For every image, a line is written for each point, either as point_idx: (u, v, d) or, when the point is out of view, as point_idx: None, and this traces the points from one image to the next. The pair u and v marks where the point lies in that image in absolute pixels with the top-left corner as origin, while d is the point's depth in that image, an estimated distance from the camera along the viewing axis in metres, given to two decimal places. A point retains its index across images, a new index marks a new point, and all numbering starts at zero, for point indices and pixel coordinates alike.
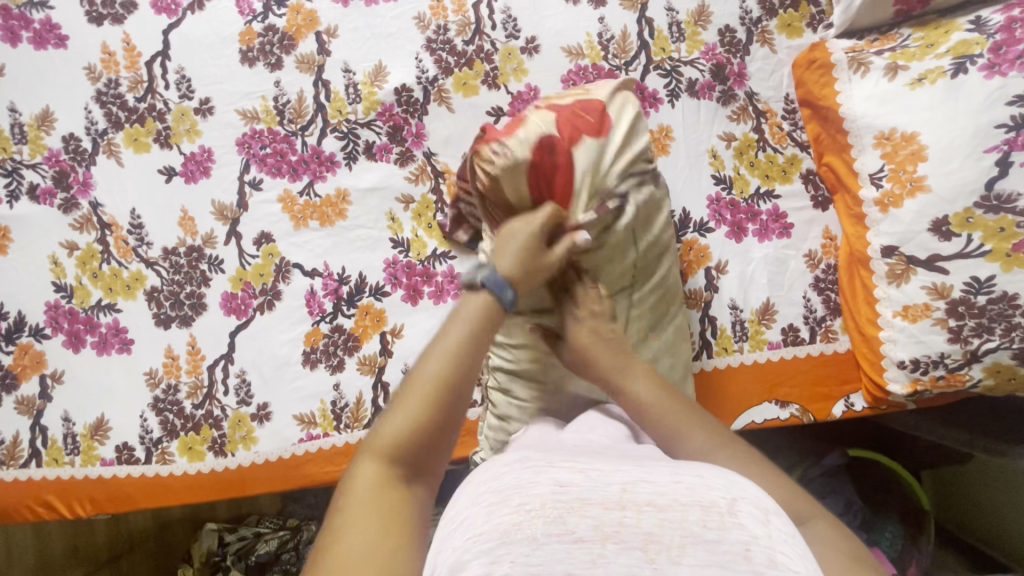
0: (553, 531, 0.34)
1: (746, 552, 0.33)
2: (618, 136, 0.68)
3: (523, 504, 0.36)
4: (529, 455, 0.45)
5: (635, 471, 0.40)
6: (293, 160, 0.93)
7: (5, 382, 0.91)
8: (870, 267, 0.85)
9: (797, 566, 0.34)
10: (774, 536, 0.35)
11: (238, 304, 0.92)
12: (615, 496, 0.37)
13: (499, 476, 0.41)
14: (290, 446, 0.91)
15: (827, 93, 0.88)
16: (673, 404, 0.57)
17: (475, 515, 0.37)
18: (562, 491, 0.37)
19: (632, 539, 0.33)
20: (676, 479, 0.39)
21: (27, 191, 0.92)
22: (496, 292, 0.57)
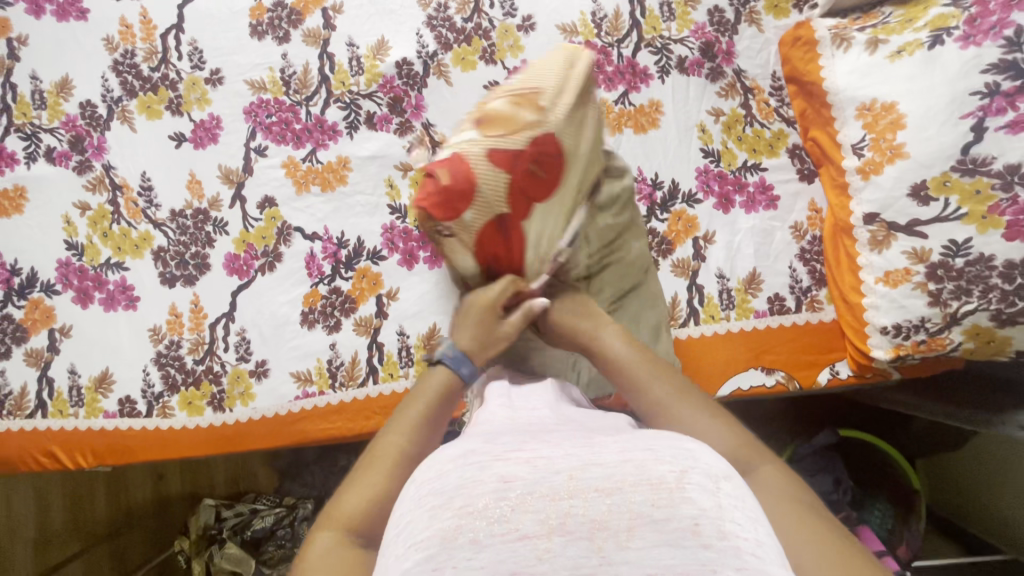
0: (495, 532, 0.35)
1: (695, 527, 0.35)
2: (570, 180, 0.73)
3: (466, 506, 0.37)
4: (472, 448, 0.43)
5: (584, 453, 0.41)
6: (297, 129, 0.97)
7: (16, 335, 0.94)
8: (853, 236, 0.87)
9: (747, 535, 0.36)
10: (725, 506, 0.37)
11: (240, 266, 0.96)
12: (563, 485, 0.38)
13: (442, 475, 0.40)
14: (287, 404, 0.94)
15: (811, 68, 0.91)
16: (644, 360, 0.62)
17: (418, 520, 0.38)
18: (506, 489, 0.38)
19: (580, 530, 0.35)
20: (625, 458, 0.39)
21: (44, 153, 0.96)
22: (452, 366, 0.62)
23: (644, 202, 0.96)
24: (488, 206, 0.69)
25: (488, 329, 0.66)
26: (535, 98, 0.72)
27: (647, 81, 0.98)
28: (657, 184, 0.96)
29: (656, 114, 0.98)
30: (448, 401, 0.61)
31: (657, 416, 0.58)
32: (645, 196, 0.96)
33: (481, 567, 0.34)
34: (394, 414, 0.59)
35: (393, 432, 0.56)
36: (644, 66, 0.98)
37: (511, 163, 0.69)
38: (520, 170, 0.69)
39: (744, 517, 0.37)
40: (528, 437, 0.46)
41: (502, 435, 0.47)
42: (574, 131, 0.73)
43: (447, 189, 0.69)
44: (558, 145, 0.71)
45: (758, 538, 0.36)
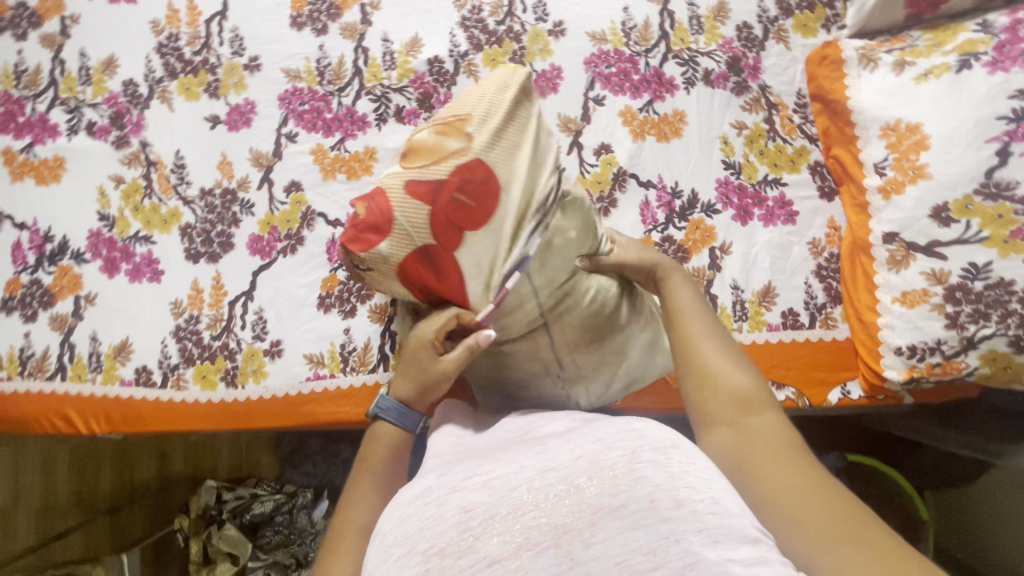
0: (464, 567, 0.36)
1: (653, 504, 0.36)
2: (508, 208, 0.63)
3: (430, 549, 0.38)
4: (429, 484, 0.44)
5: (537, 460, 0.42)
6: (328, 118, 1.00)
7: (43, 299, 0.97)
8: (871, 254, 0.87)
9: (700, 496, 0.37)
10: (677, 474, 0.38)
11: (263, 247, 0.98)
12: (523, 498, 0.39)
13: (402, 523, 0.41)
14: (298, 385, 0.95)
15: (837, 87, 0.92)
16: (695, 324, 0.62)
17: (387, 572, 0.38)
18: (466, 518, 0.39)
19: (547, 539, 0.36)
20: (576, 455, 0.40)
21: (86, 126, 1.00)
22: (395, 420, 0.67)
23: (663, 209, 0.97)
24: (409, 236, 0.61)
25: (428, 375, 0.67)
26: (462, 123, 0.63)
27: (672, 91, 0.99)
28: (677, 192, 0.97)
29: (680, 124, 0.99)
30: (397, 462, 0.66)
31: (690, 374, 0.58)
32: (664, 203, 0.97)
33: None
34: (347, 493, 0.63)
35: (349, 509, 0.61)
36: (671, 76, 0.99)
37: (431, 194, 0.60)
38: (444, 201, 0.60)
39: (698, 479, 0.38)
40: (484, 458, 0.46)
41: (456, 463, 0.47)
42: (507, 151, 0.63)
43: (364, 223, 0.61)
44: (490, 172, 0.62)
45: (712, 495, 0.37)
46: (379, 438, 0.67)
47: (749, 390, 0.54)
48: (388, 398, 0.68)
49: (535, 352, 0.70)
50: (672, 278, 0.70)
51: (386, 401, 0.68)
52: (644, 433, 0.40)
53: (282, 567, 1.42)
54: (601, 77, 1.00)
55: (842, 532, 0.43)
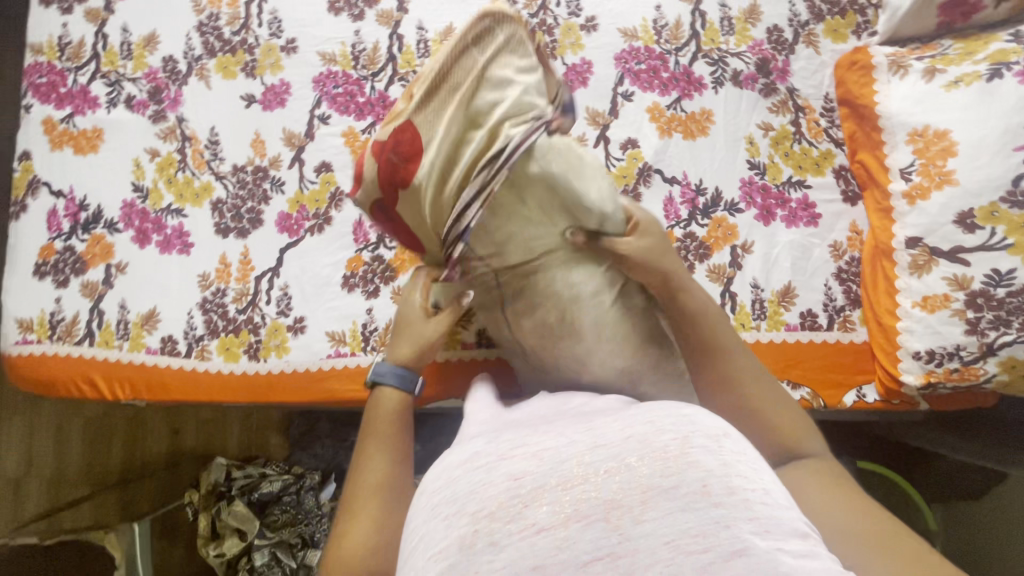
0: (513, 531, 0.36)
1: (705, 489, 0.35)
2: (433, 161, 0.61)
3: (479, 511, 0.37)
4: (480, 449, 0.43)
5: (588, 435, 0.40)
6: (361, 101, 1.02)
7: (75, 266, 0.98)
8: (893, 258, 0.88)
9: (754, 486, 0.36)
10: (730, 462, 0.37)
11: (292, 225, 1.00)
12: (572, 471, 0.38)
13: (449, 483, 0.40)
14: (318, 361, 0.97)
15: (865, 92, 0.93)
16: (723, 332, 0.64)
17: (435, 530, 0.38)
18: (516, 485, 0.38)
19: (596, 512, 0.35)
20: (627, 435, 0.38)
21: (125, 100, 1.03)
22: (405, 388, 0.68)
23: (687, 206, 0.98)
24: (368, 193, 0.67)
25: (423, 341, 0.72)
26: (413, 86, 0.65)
27: (701, 90, 1.00)
28: (701, 190, 0.98)
29: (707, 122, 1.00)
30: (405, 418, 0.66)
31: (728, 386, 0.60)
32: (687, 200, 0.98)
33: (505, 565, 0.35)
34: (358, 452, 0.63)
35: (364, 469, 0.60)
36: (699, 75, 1.01)
37: (376, 154, 0.64)
38: (382, 160, 0.63)
39: (749, 470, 0.37)
40: (530, 429, 0.46)
41: (502, 432, 0.47)
42: (437, 112, 0.62)
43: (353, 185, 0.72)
44: (420, 127, 0.62)
45: (764, 486, 0.37)
46: (385, 403, 0.66)
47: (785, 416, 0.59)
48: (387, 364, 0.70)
49: (520, 325, 0.71)
50: (686, 288, 0.66)
51: (384, 366, 0.69)
52: (697, 418, 0.38)
53: (288, 547, 1.42)
54: (631, 73, 1.01)
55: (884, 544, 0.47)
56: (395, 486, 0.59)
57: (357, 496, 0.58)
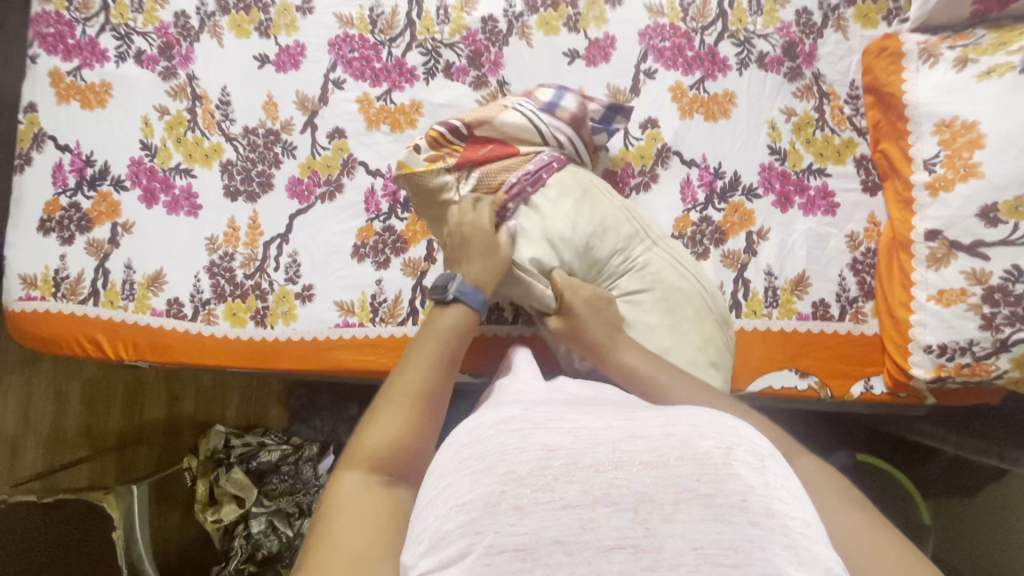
0: (539, 500, 0.37)
1: (743, 504, 0.36)
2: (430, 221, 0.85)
3: (508, 473, 0.38)
4: (515, 414, 0.43)
5: (627, 425, 0.41)
6: (377, 68, 1.00)
7: (80, 224, 0.96)
8: (911, 250, 0.87)
9: (794, 514, 0.36)
10: (772, 485, 0.37)
11: (302, 190, 0.99)
12: (607, 457, 0.39)
13: (482, 440, 0.41)
14: (326, 330, 0.96)
15: (893, 80, 0.91)
16: (660, 369, 0.65)
17: (459, 482, 0.39)
18: (550, 457, 0.39)
19: (625, 502, 0.37)
20: (669, 432, 0.39)
21: (135, 55, 1.00)
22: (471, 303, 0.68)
23: (704, 189, 0.97)
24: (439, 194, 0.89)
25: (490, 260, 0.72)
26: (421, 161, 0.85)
27: (725, 71, 0.98)
28: (719, 173, 0.97)
29: (729, 105, 0.98)
30: (455, 342, 0.64)
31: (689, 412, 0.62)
32: (705, 182, 0.97)
33: (525, 533, 0.36)
34: (404, 358, 0.62)
35: (406, 379, 0.59)
36: (725, 56, 0.99)
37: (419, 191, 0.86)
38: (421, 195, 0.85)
39: (791, 497, 0.37)
40: (566, 407, 0.47)
41: (539, 403, 0.47)
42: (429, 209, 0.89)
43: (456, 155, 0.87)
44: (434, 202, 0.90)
45: (804, 518, 0.37)
46: (443, 319, 0.65)
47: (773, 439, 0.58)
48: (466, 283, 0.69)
49: None
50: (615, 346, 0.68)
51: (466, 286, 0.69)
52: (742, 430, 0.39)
53: (284, 515, 1.43)
54: (655, 50, 0.99)
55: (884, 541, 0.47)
56: (435, 402, 0.59)
57: (396, 398, 0.57)
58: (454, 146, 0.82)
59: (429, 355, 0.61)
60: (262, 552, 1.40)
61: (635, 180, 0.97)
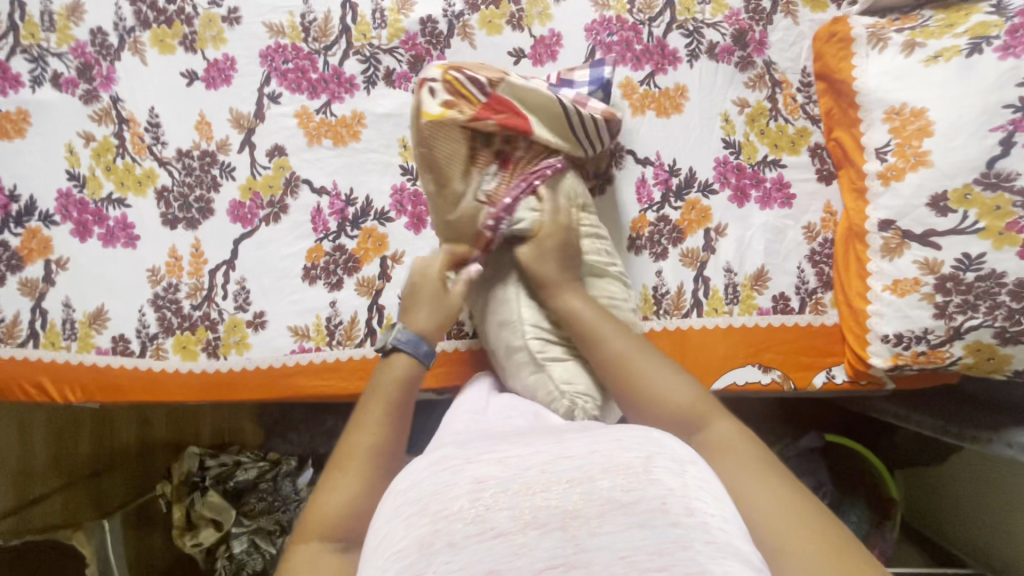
0: (471, 533, 0.39)
1: (664, 506, 0.40)
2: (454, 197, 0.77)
3: (441, 511, 0.41)
4: (448, 453, 0.48)
5: (554, 448, 0.46)
6: (314, 79, 0.95)
7: (11, 262, 0.92)
8: (866, 241, 0.87)
9: (712, 512, 0.41)
10: (690, 485, 0.42)
11: (245, 214, 0.94)
12: (536, 478, 0.43)
13: (417, 484, 0.45)
14: (282, 356, 0.93)
15: (843, 67, 0.89)
16: (601, 316, 0.74)
17: (396, 531, 0.42)
18: (480, 489, 0.42)
19: (554, 520, 0.39)
20: (593, 449, 0.44)
21: (51, 78, 0.94)
22: (413, 347, 0.73)
23: (660, 187, 0.95)
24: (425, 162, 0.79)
25: (439, 305, 0.78)
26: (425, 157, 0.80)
27: (675, 64, 0.95)
28: (674, 170, 0.95)
29: (681, 99, 0.96)
30: (405, 386, 0.72)
31: (622, 367, 0.69)
32: (660, 181, 0.95)
33: (459, 567, 0.38)
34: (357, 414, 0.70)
35: (357, 433, 0.67)
36: (674, 48, 0.96)
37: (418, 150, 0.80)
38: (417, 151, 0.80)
39: (707, 495, 0.42)
40: (498, 441, 0.51)
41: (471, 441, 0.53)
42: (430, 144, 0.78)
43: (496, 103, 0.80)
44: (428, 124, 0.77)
45: (723, 515, 0.41)
46: (392, 368, 0.73)
47: (691, 395, 0.64)
48: (404, 330, 0.74)
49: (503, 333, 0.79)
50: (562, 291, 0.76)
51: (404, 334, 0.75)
52: (663, 442, 0.45)
53: (267, 532, 1.40)
54: (602, 46, 0.96)
55: (798, 512, 0.50)
56: (385, 455, 0.66)
57: (348, 460, 0.64)
58: (468, 96, 0.78)
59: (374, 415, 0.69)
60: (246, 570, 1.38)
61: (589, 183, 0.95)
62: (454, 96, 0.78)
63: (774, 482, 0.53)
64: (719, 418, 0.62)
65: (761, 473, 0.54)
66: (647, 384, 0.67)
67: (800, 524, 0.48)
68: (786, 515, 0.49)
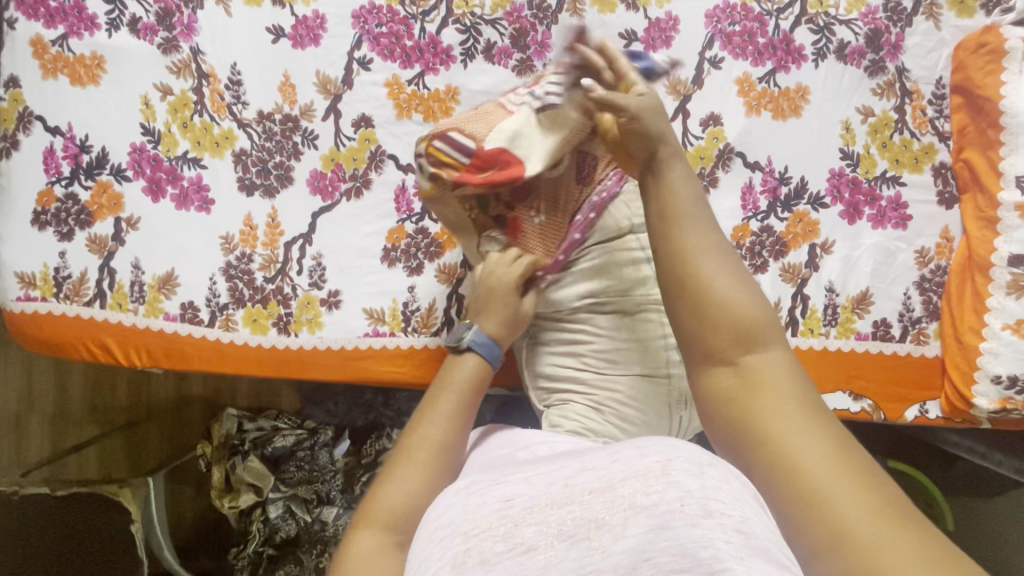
0: (501, 550, 0.35)
1: (682, 508, 0.33)
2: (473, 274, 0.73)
3: (471, 530, 0.37)
4: (474, 479, 0.46)
5: (576, 464, 0.40)
6: (408, 46, 0.89)
7: (79, 217, 0.86)
8: (990, 275, 0.82)
9: (732, 511, 0.33)
10: (709, 486, 0.34)
11: (326, 185, 0.90)
12: (559, 494, 0.37)
13: (450, 508, 0.42)
14: (354, 339, 0.89)
15: (988, 81, 0.83)
16: (678, 196, 0.51)
17: (431, 553, 0.38)
18: (507, 507, 0.38)
19: (579, 532, 0.34)
20: (614, 458, 0.38)
21: (128, 22, 0.87)
22: (487, 356, 0.67)
23: (767, 196, 0.89)
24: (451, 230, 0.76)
25: (512, 312, 0.70)
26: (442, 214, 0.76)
27: (799, 62, 0.88)
28: (784, 178, 0.89)
29: (801, 101, 0.89)
30: (476, 387, 0.66)
31: (677, 262, 0.48)
32: (768, 189, 0.89)
33: None
34: (421, 407, 0.63)
35: (422, 423, 0.60)
36: (800, 44, 0.88)
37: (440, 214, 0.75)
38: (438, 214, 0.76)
39: (729, 496, 0.35)
40: (536, 466, 0.44)
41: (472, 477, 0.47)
42: (444, 209, 0.74)
43: (484, 160, 0.68)
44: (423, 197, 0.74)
45: (744, 515, 0.34)
46: (462, 365, 0.66)
47: (752, 310, 0.46)
48: (478, 331, 0.68)
49: (560, 357, 0.73)
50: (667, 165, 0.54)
51: (479, 334, 0.68)
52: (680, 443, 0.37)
53: (302, 500, 1.35)
54: (723, 35, 0.88)
55: (850, 473, 0.39)
56: (451, 451, 0.59)
57: (412, 449, 0.58)
58: (455, 163, 0.69)
59: (443, 407, 0.62)
60: (280, 535, 1.33)
61: None
62: (438, 165, 0.70)
63: (820, 420, 0.42)
64: (775, 343, 0.46)
65: (811, 416, 0.42)
66: (711, 293, 0.47)
67: (851, 488, 0.38)
68: (841, 479, 0.39)
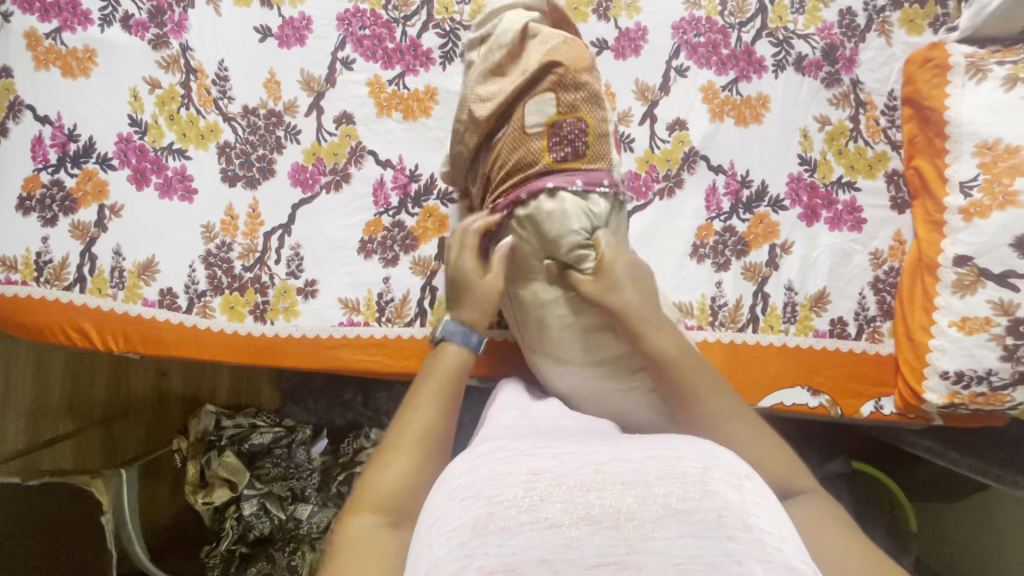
0: (526, 521, 0.35)
1: (719, 519, 0.34)
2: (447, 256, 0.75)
3: (497, 496, 0.37)
4: (501, 446, 0.46)
5: (606, 451, 0.41)
6: (389, 48, 0.94)
7: (64, 204, 0.88)
8: (937, 275, 0.85)
9: (770, 528, 0.34)
10: (748, 500, 0.36)
11: (307, 178, 0.93)
12: (590, 478, 0.37)
13: (472, 469, 0.42)
14: (328, 328, 0.91)
15: (935, 93, 0.87)
16: (686, 359, 0.66)
17: (453, 510, 0.38)
18: (534, 480, 0.38)
19: (607, 519, 0.34)
20: (649, 454, 0.39)
21: (121, 19, 0.91)
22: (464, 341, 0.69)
23: (729, 198, 0.93)
24: None
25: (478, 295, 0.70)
26: None
27: (760, 72, 0.94)
28: (746, 181, 0.93)
29: (761, 109, 0.94)
30: (461, 374, 0.67)
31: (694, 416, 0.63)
32: (731, 191, 0.93)
33: (512, 553, 0.33)
34: (408, 398, 0.63)
35: (410, 415, 0.61)
36: (761, 56, 0.94)
37: None
38: None
39: (768, 515, 0.36)
40: (554, 447, 0.44)
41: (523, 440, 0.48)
42: None
43: None
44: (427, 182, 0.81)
45: (781, 534, 0.35)
46: (441, 359, 0.67)
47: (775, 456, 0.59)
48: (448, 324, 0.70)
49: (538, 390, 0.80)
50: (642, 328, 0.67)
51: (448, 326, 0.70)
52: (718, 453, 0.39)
53: (277, 498, 1.33)
54: (688, 46, 0.93)
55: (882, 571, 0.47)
56: (439, 442, 0.59)
57: (402, 441, 0.58)
58: None
59: (428, 399, 0.62)
60: (254, 533, 1.31)
61: (659, 185, 0.92)
62: None
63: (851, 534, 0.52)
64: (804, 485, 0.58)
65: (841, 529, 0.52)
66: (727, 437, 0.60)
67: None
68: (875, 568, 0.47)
